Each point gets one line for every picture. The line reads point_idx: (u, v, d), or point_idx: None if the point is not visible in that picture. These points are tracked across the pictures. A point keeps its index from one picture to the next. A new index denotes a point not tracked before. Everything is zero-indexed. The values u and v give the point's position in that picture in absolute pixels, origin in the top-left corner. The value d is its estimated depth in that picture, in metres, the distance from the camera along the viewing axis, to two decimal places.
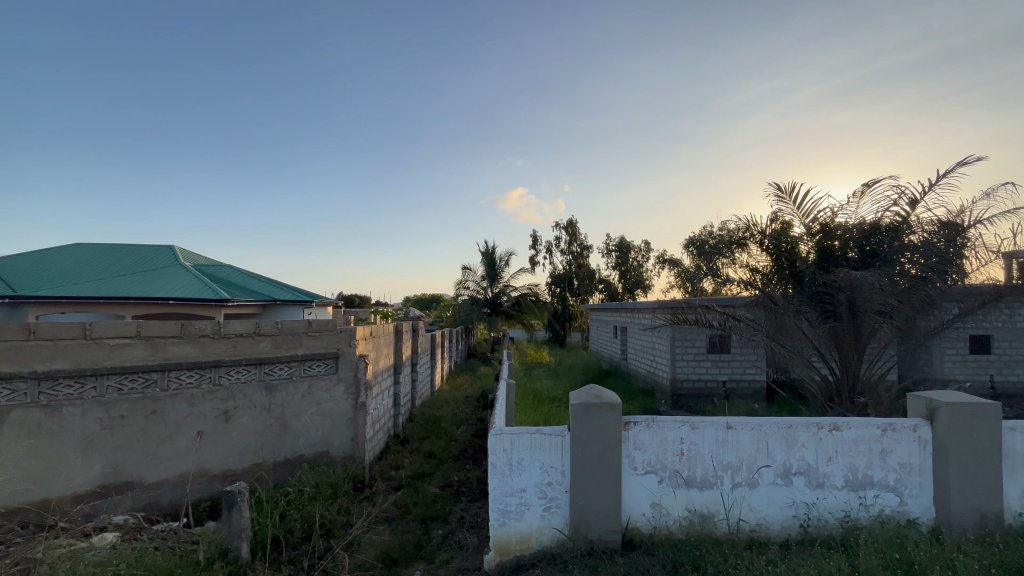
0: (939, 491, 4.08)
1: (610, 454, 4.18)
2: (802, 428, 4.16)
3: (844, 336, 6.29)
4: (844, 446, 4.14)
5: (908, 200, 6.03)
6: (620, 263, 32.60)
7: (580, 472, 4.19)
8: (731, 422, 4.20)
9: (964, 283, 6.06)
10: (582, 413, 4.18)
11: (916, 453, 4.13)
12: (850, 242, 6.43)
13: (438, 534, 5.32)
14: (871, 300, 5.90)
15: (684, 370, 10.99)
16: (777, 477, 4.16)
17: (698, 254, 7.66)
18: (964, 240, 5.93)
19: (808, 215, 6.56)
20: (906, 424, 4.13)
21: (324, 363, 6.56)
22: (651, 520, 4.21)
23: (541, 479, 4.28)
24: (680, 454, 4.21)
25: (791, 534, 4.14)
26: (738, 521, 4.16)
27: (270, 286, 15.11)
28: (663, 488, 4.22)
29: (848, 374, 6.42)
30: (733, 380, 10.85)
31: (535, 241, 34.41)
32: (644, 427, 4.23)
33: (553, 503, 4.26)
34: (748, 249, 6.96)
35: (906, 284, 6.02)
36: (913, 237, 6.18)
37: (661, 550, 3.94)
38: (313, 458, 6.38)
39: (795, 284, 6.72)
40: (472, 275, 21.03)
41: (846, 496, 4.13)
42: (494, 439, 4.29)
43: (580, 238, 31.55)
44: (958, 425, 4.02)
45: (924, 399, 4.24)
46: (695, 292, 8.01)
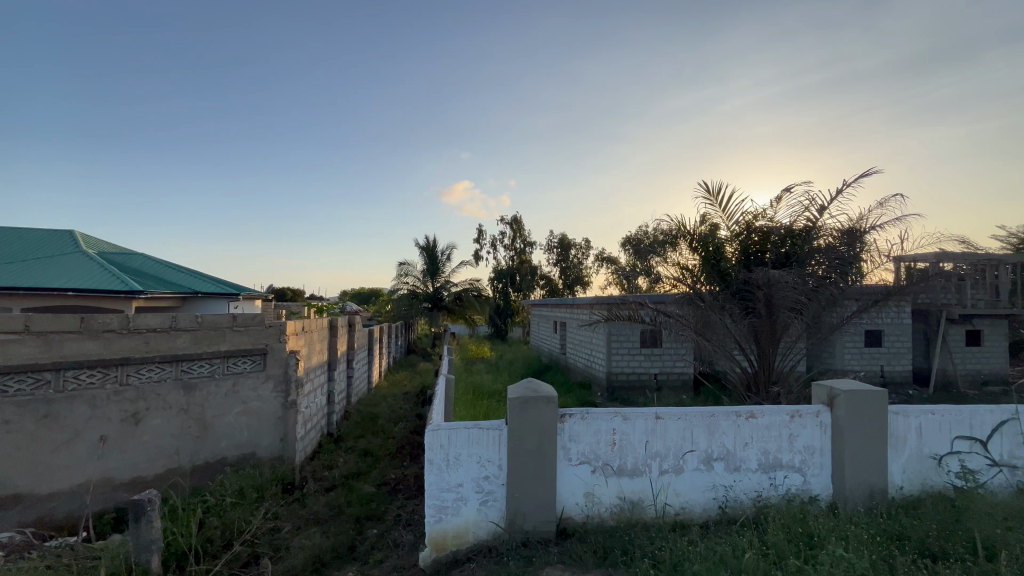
0: (837, 470, 4.53)
1: (547, 446, 4.27)
2: (722, 417, 4.46)
3: (761, 330, 6.81)
4: (758, 432, 4.49)
5: (817, 206, 6.61)
6: (561, 260, 33.35)
7: (517, 464, 4.25)
8: (660, 412, 4.42)
9: (861, 283, 6.74)
10: (520, 406, 4.24)
11: (819, 436, 4.56)
12: (767, 246, 7.00)
13: (373, 534, 5.18)
14: (786, 297, 6.44)
15: (619, 363, 11.44)
16: (700, 462, 4.44)
17: (634, 253, 7.99)
18: (862, 245, 6.62)
19: (732, 217, 7.16)
20: (810, 410, 4.56)
21: (250, 360, 6.16)
22: (584, 508, 4.35)
23: (478, 473, 4.29)
24: (613, 444, 4.39)
25: (711, 515, 4.43)
26: (665, 506, 4.39)
27: (190, 278, 13.97)
28: (596, 478, 4.37)
29: (764, 366, 6.94)
30: (664, 372, 11.45)
31: (479, 236, 34.15)
32: (578, 419, 4.36)
33: (490, 496, 4.29)
34: (680, 248, 7.42)
35: (814, 283, 6.65)
36: (820, 241, 6.80)
37: (593, 537, 4.07)
38: (237, 461, 5.99)
39: (720, 282, 7.20)
40: (412, 271, 20.55)
41: (759, 478, 4.49)
42: (431, 435, 4.26)
43: (523, 234, 31.76)
44: (853, 409, 4.49)
45: (826, 387, 4.69)
46: (632, 289, 8.33)
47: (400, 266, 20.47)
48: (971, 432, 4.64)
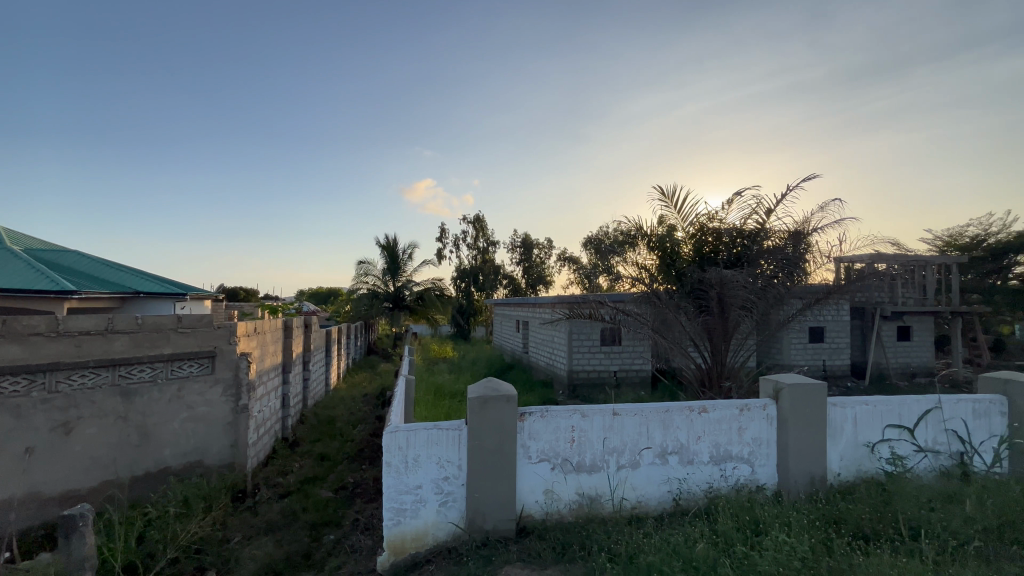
0: (782, 460, 4.77)
1: (507, 445, 4.28)
2: (676, 411, 4.61)
3: (715, 328, 7.07)
4: (710, 425, 4.67)
5: (765, 209, 6.94)
6: (524, 259, 33.51)
7: (477, 464, 4.24)
8: (617, 409, 4.51)
9: (806, 282, 7.11)
10: (480, 405, 4.24)
11: (766, 428, 4.79)
12: (719, 246, 7.30)
13: (330, 540, 5.04)
14: (736, 296, 6.73)
15: (580, 361, 11.61)
16: (655, 456, 4.57)
17: (595, 253, 8.15)
18: (806, 246, 6.99)
19: (687, 218, 7.46)
20: (757, 404, 4.78)
21: (197, 363, 5.86)
22: (543, 506, 4.39)
23: (437, 474, 4.25)
24: (572, 441, 4.45)
25: (666, 507, 4.57)
26: (621, 500, 4.49)
27: (131, 277, 13.13)
28: (555, 475, 4.42)
29: (717, 362, 7.22)
30: (623, 369, 11.73)
31: (441, 234, 33.83)
32: (538, 417, 4.40)
33: (449, 497, 4.26)
34: (638, 248, 7.63)
35: (763, 282, 6.98)
36: (769, 242, 7.14)
37: (552, 533, 4.12)
38: (182, 470, 5.68)
39: (676, 281, 7.44)
40: (373, 270, 20.14)
41: (711, 470, 4.67)
42: (390, 436, 4.19)
43: (486, 233, 31.67)
44: (796, 402, 4.74)
45: (772, 381, 4.93)
46: (592, 288, 8.49)
47: (359, 265, 19.99)
48: (901, 421, 4.99)
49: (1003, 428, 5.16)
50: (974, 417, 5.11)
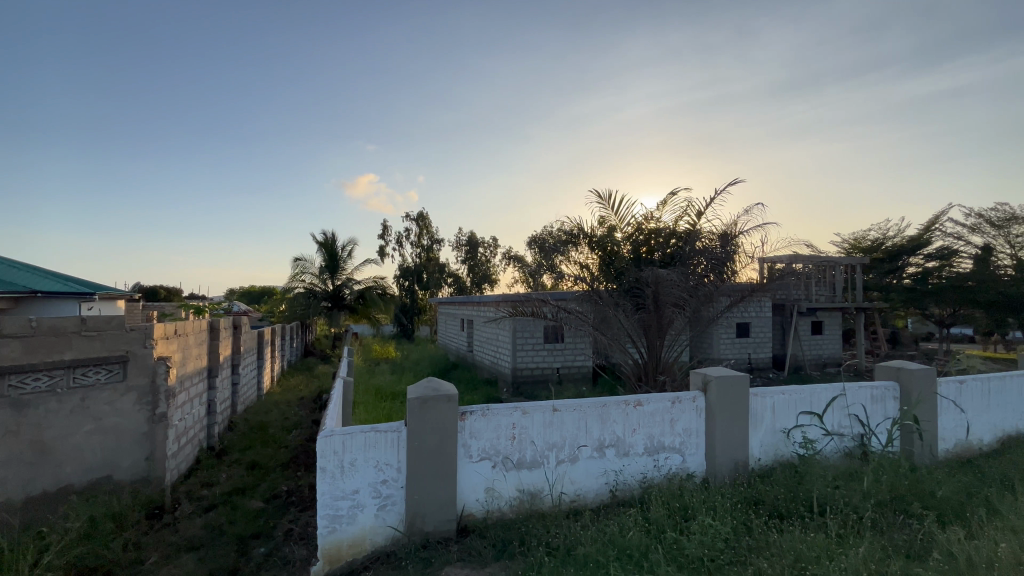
0: (709, 448, 5.07)
1: (448, 445, 4.24)
2: (613, 406, 4.77)
3: (650, 324, 7.38)
4: (644, 418, 4.87)
5: (696, 211, 7.34)
6: (469, 258, 33.34)
7: (416, 465, 4.17)
8: (557, 405, 4.61)
9: (734, 280, 7.55)
10: (420, 406, 4.17)
11: (695, 418, 5.07)
12: (656, 246, 7.64)
13: (260, 552, 4.78)
14: (670, 294, 7.06)
15: (524, 359, 11.74)
16: (593, 450, 4.71)
17: (538, 251, 8.27)
18: (733, 247, 7.44)
19: (626, 219, 7.78)
20: (687, 396, 5.05)
21: (105, 369, 5.34)
22: (484, 504, 4.40)
23: (375, 477, 4.14)
24: (513, 438, 4.49)
25: (603, 499, 4.71)
26: (561, 494, 4.58)
27: (28, 274, 11.76)
28: (496, 473, 4.43)
29: (653, 357, 7.54)
30: (566, 366, 11.99)
31: (384, 232, 32.95)
32: (479, 416, 4.40)
33: (388, 500, 4.16)
34: (580, 248, 7.86)
35: (695, 281, 7.36)
36: (700, 243, 7.54)
37: (492, 531, 4.13)
38: (88, 487, 5.15)
39: (616, 280, 7.70)
40: (310, 268, 19.26)
41: (645, 461, 4.87)
42: (324, 441, 4.02)
43: (431, 231, 31.18)
44: (722, 393, 5.05)
45: (701, 374, 5.22)
46: (536, 287, 8.60)
47: (295, 262, 19.05)
48: (812, 408, 5.45)
49: (895, 411, 5.77)
50: (872, 402, 5.69)
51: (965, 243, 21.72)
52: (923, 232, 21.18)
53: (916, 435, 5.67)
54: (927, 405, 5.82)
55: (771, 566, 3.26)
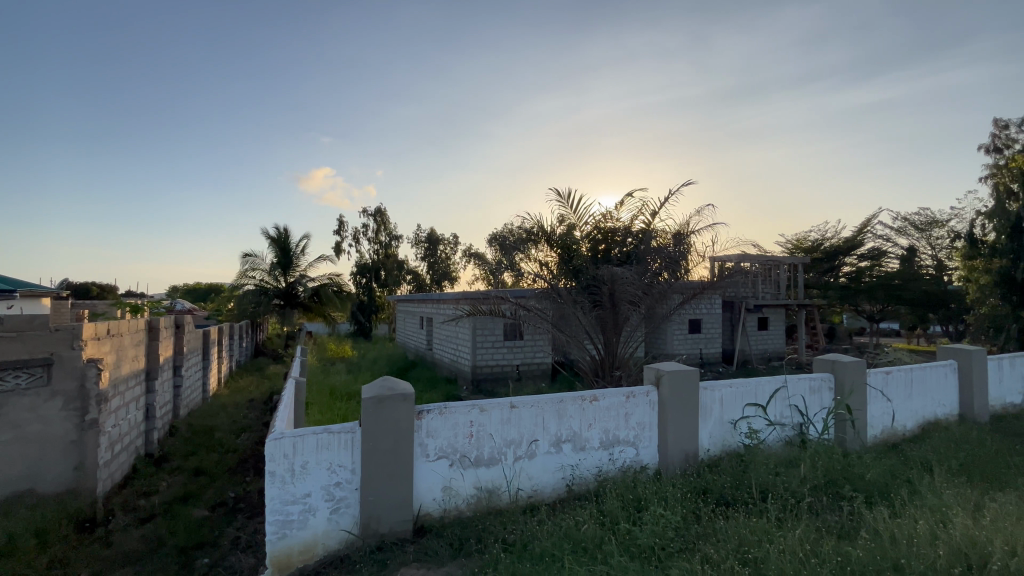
0: (661, 441, 5.23)
1: (404, 444, 4.17)
2: (570, 401, 4.85)
3: (607, 321, 7.54)
4: (600, 413, 4.97)
5: (651, 211, 7.55)
6: (429, 255, 32.92)
7: (371, 466, 4.08)
8: (514, 402, 4.63)
9: (687, 278, 7.83)
10: (375, 406, 4.09)
11: (649, 412, 5.22)
12: (613, 245, 7.82)
13: (203, 563, 4.54)
14: (626, 291, 7.24)
15: (484, 357, 11.73)
16: (550, 446, 4.76)
17: (499, 249, 8.28)
18: (686, 246, 7.71)
19: (584, 218, 7.93)
20: (641, 390, 5.20)
21: (26, 374, 4.96)
22: (441, 503, 4.36)
23: (328, 480, 4.02)
24: (470, 436, 4.47)
25: (559, 493, 4.78)
26: (518, 490, 4.60)
27: None
28: (453, 471, 4.41)
29: (610, 353, 7.70)
30: (525, 363, 12.06)
31: (340, 227, 31.99)
32: (436, 414, 4.36)
33: (342, 503, 4.05)
34: (539, 246, 7.94)
35: (649, 279, 7.57)
36: (655, 242, 7.76)
37: (449, 530, 4.11)
38: (8, 502, 4.80)
39: (574, 278, 7.82)
40: (261, 264, 18.48)
41: (601, 455, 4.97)
42: (273, 444, 3.86)
43: (389, 227, 30.54)
44: (673, 387, 5.23)
45: (654, 369, 5.38)
46: (496, 285, 8.61)
47: (244, 259, 18.21)
48: (756, 399, 5.73)
49: (830, 401, 6.16)
50: (810, 394, 6.05)
51: (892, 244, 23.46)
52: (857, 234, 22.71)
53: (849, 423, 6.08)
54: (859, 395, 6.25)
55: (717, 552, 3.41)
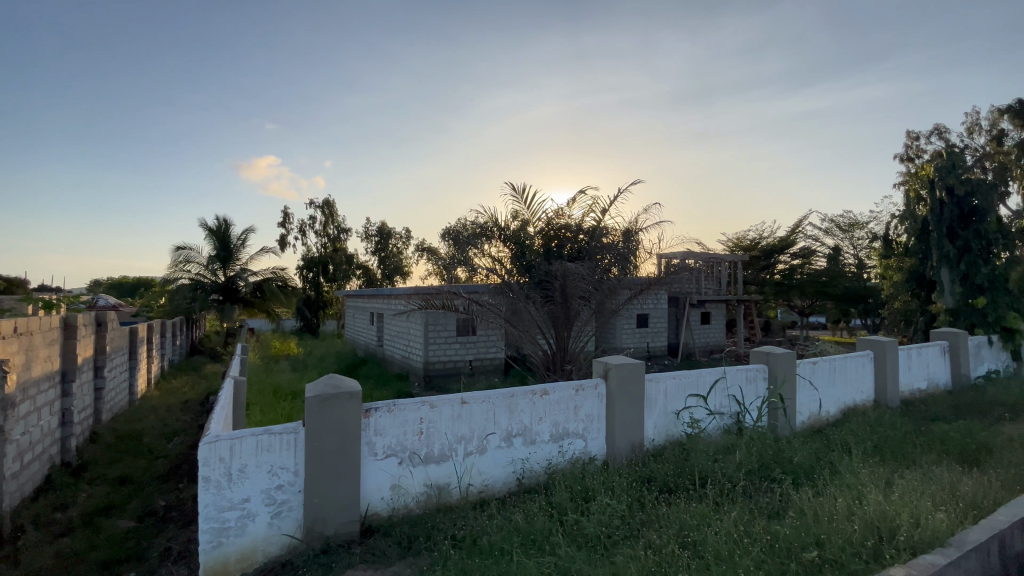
0: (609, 432, 5.38)
1: (351, 444, 4.05)
2: (520, 396, 4.88)
3: (558, 315, 7.65)
4: (550, 406, 5.04)
5: (601, 209, 7.71)
6: (380, 249, 32.12)
7: (316, 467, 3.94)
8: (465, 398, 4.61)
9: (635, 274, 8.04)
10: (320, 404, 3.95)
11: (597, 404, 5.35)
12: (565, 240, 7.93)
13: None
14: (577, 286, 7.38)
15: (436, 352, 11.60)
16: (501, 440, 4.78)
17: (452, 244, 8.23)
18: (635, 243, 7.93)
19: (537, 214, 8.00)
20: (590, 383, 5.31)
21: None
22: (389, 502, 4.28)
23: (269, 483, 3.84)
24: (420, 433, 4.41)
25: (509, 487, 4.81)
26: (468, 486, 4.59)
27: None
28: (402, 469, 4.33)
29: (561, 348, 7.83)
30: (478, 358, 12.04)
31: (285, 219, 30.56)
32: (385, 412, 4.26)
33: (284, 507, 3.89)
34: (493, 242, 7.99)
35: (599, 275, 7.74)
36: (605, 239, 7.94)
37: (398, 529, 4.04)
38: None
39: (527, 273, 7.88)
40: (196, 257, 17.35)
41: (550, 447, 5.05)
42: (208, 448, 3.64)
43: (338, 220, 29.48)
44: (620, 379, 5.40)
45: (602, 363, 5.52)
46: (449, 280, 8.53)
47: (177, 251, 17.03)
48: (698, 390, 6.01)
49: (764, 390, 6.57)
50: (747, 383, 6.41)
51: (820, 244, 25.28)
52: (790, 234, 24.28)
53: (780, 411, 6.51)
54: (790, 384, 6.69)
55: (659, 538, 3.55)
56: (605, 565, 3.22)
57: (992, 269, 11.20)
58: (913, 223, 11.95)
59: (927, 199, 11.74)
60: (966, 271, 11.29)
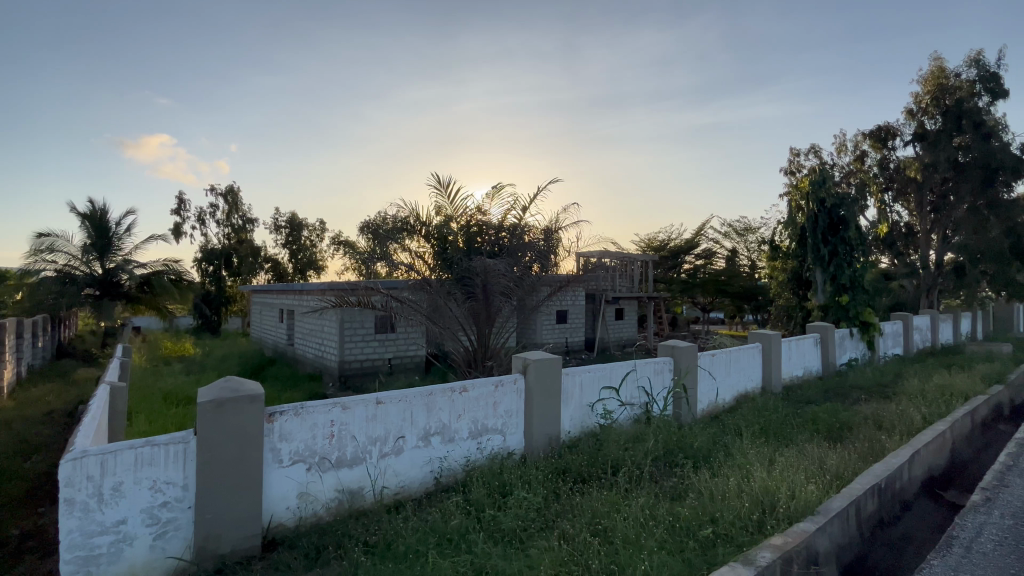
0: (527, 426, 5.47)
1: (251, 451, 3.73)
2: (439, 394, 4.80)
3: (479, 312, 7.65)
4: (470, 403, 5.02)
5: (521, 206, 7.81)
6: (292, 241, 30.05)
7: (209, 479, 3.58)
8: (381, 398, 4.44)
9: (555, 271, 8.23)
10: (215, 410, 3.59)
11: (516, 400, 5.41)
12: (487, 237, 7.93)
13: None
14: (497, 283, 7.40)
15: (352, 351, 11.10)
16: (418, 440, 4.67)
17: (371, 237, 7.93)
18: (555, 242, 8.08)
19: (460, 209, 7.95)
20: (509, 379, 5.37)
21: None
22: (296, 512, 4.01)
23: (150, 501, 3.42)
24: (331, 436, 4.18)
25: (427, 487, 4.72)
26: (383, 489, 4.43)
27: None
28: (311, 475, 4.08)
29: (482, 344, 7.82)
30: (398, 356, 11.69)
31: (180, 205, 27.52)
32: (291, 416, 3.98)
33: (169, 526, 3.49)
34: (414, 236, 7.83)
35: (520, 272, 7.80)
36: (526, 236, 8.01)
37: (304, 539, 3.79)
38: None
39: (448, 269, 7.79)
40: (65, 246, 15.07)
41: (469, 444, 5.02)
42: (73, 465, 3.16)
43: (242, 208, 27.10)
44: (539, 374, 5.51)
45: (521, 359, 5.60)
46: (368, 275, 8.20)
47: (39, 238, 14.69)
48: (610, 382, 6.31)
49: (670, 380, 7.05)
50: (655, 375, 6.84)
51: (719, 246, 27.70)
52: (694, 236, 26.32)
53: (684, 399, 7.04)
54: (692, 375, 7.26)
55: (572, 527, 3.68)
56: (520, 559, 3.27)
57: (854, 271, 12.94)
58: (794, 230, 13.52)
59: (804, 209, 13.28)
60: (834, 272, 12.96)
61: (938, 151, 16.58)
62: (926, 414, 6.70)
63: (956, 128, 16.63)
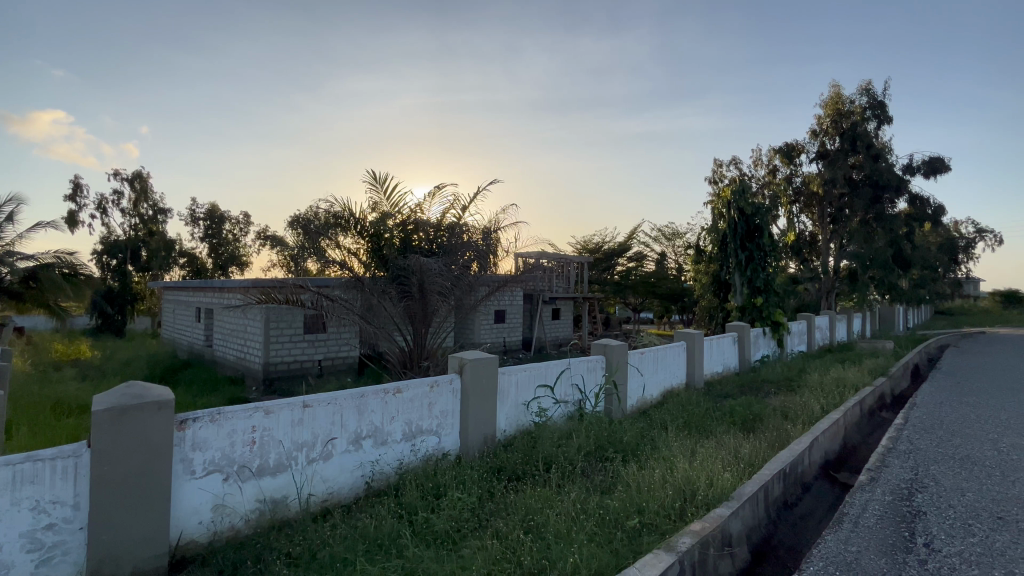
0: (463, 426, 5.44)
1: (158, 464, 3.40)
2: (371, 395, 4.65)
3: (415, 311, 7.49)
4: (403, 405, 4.90)
5: (460, 206, 7.76)
6: (210, 234, 27.85)
7: (107, 496, 3.22)
8: (307, 401, 4.22)
9: (493, 271, 8.22)
10: (115, 418, 3.24)
11: (451, 400, 5.36)
12: (424, 236, 7.77)
13: None
14: (434, 282, 7.27)
15: (278, 352, 10.50)
16: (348, 444, 4.49)
17: (301, 232, 7.53)
18: (493, 242, 8.06)
19: (397, 207, 7.74)
20: (444, 379, 5.31)
21: None
22: (210, 526, 3.72)
23: (32, 524, 3.04)
24: (252, 444, 3.92)
25: (357, 492, 4.54)
26: (309, 497, 4.22)
27: None
28: (228, 486, 3.80)
29: (418, 344, 7.67)
30: (329, 357, 11.17)
31: (76, 191, 24.63)
32: (206, 423, 3.68)
33: (56, 551, 3.11)
34: (347, 233, 7.53)
35: (457, 271, 7.72)
36: (465, 235, 7.93)
37: (219, 555, 3.52)
38: None
39: (384, 268, 7.57)
40: None
41: (402, 447, 4.90)
42: None
43: (152, 197, 24.76)
44: (476, 374, 5.50)
45: (457, 358, 5.55)
46: (298, 272, 7.79)
47: None
48: (545, 381, 6.43)
49: (602, 378, 7.31)
50: (589, 372, 7.06)
51: (649, 250, 29.11)
52: (627, 239, 27.48)
53: (614, 395, 7.34)
54: (622, 372, 7.57)
55: (506, 525, 3.70)
56: (451, 560, 3.24)
57: (767, 274, 14.11)
58: (716, 235, 14.55)
59: (726, 216, 14.32)
60: (750, 276, 14.05)
61: (836, 169, 18.49)
62: (824, 405, 7.45)
63: (851, 148, 18.63)
